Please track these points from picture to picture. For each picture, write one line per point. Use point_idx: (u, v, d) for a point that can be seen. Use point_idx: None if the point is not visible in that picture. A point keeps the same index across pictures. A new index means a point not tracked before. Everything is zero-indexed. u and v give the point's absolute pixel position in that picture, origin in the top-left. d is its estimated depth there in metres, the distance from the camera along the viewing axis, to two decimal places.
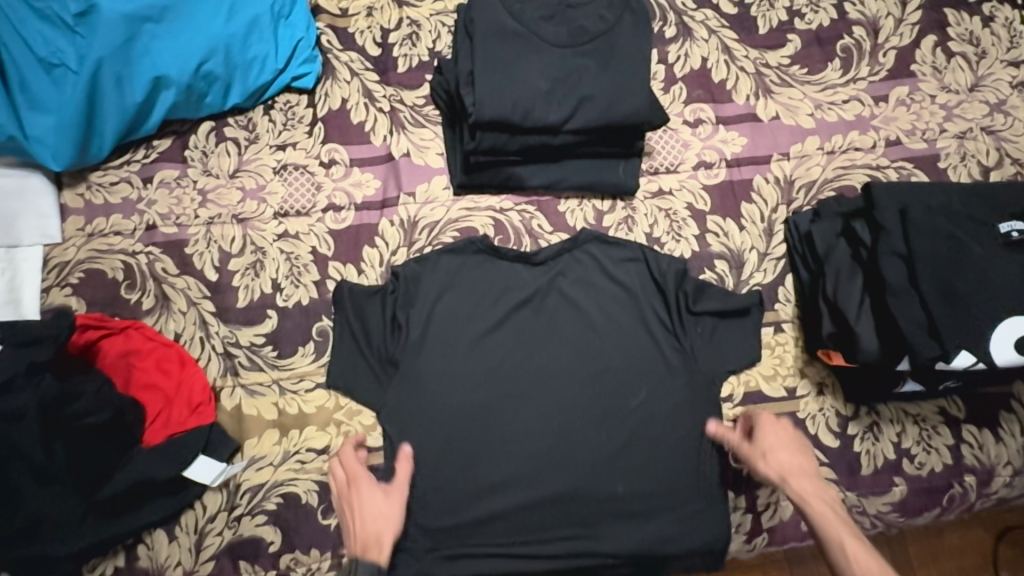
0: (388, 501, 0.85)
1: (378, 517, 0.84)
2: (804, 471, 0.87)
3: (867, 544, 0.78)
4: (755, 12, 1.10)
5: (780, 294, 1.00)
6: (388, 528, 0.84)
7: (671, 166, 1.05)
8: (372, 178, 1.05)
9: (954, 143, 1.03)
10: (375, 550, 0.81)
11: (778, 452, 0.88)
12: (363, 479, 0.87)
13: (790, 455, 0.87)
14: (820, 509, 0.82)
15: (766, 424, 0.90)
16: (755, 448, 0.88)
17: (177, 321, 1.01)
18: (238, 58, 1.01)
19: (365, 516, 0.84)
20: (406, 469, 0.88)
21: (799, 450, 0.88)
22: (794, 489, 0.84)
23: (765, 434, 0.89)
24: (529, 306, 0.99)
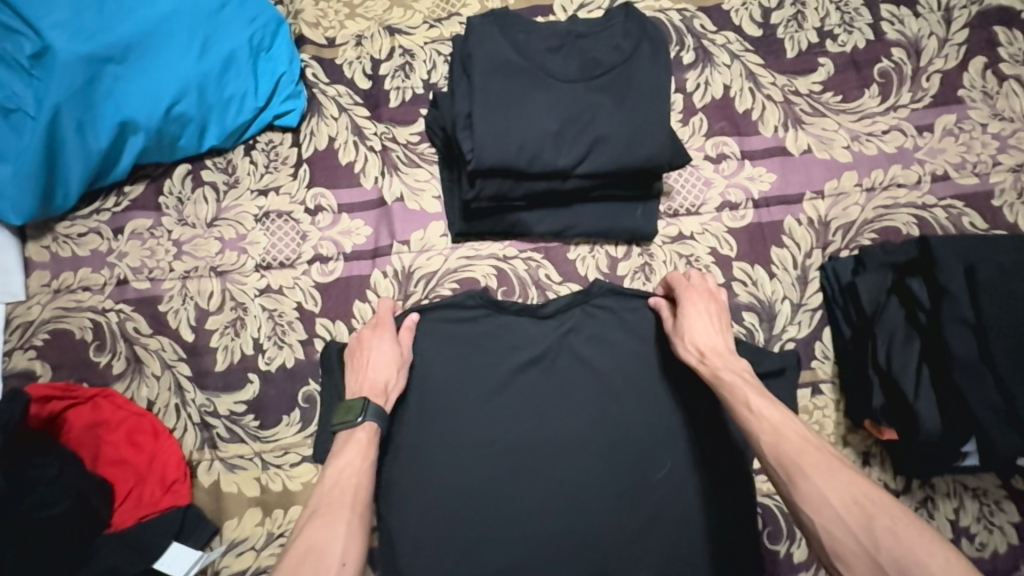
0: (394, 355, 0.85)
1: (386, 367, 0.84)
2: (722, 347, 0.82)
3: (772, 400, 0.74)
4: (782, 33, 1.00)
5: (817, 351, 0.90)
6: (400, 354, 0.86)
7: (692, 208, 0.95)
8: (362, 225, 0.96)
9: (1009, 178, 0.93)
10: (380, 398, 0.82)
11: (698, 329, 0.83)
12: (373, 338, 0.87)
13: (704, 330, 0.83)
14: (732, 375, 0.77)
15: (688, 295, 0.86)
16: (676, 325, 0.84)
17: (150, 386, 0.92)
18: (213, 97, 0.92)
19: (373, 366, 0.84)
20: (410, 336, 0.88)
21: (719, 327, 0.84)
22: (706, 365, 0.79)
23: (687, 308, 0.85)
24: (534, 361, 0.89)
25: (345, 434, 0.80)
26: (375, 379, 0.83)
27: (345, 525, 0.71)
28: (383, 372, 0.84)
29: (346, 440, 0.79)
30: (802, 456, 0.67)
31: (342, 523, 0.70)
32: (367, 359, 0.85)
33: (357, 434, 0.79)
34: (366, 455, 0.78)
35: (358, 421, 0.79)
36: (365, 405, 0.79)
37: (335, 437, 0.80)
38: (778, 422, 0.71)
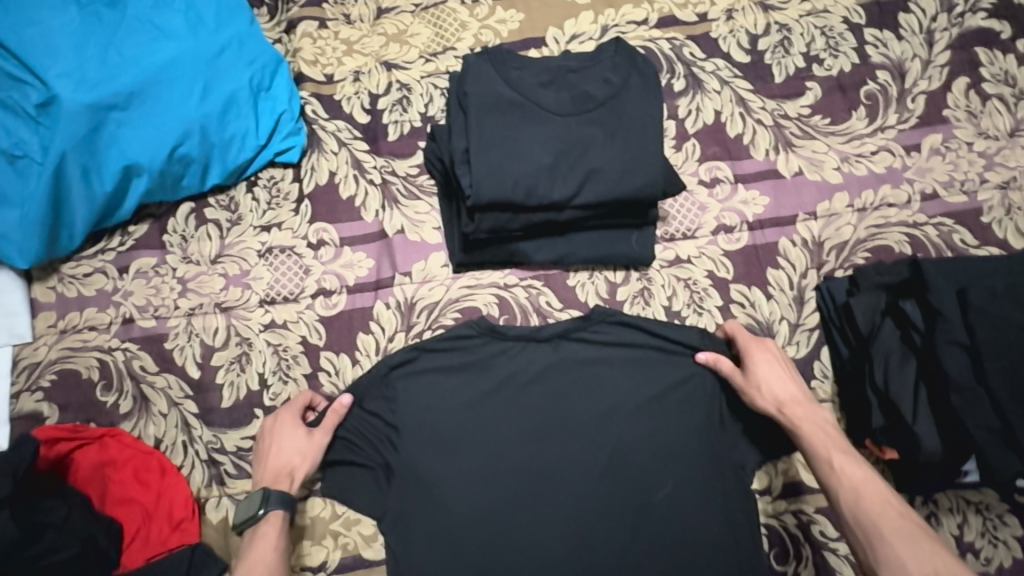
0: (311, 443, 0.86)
1: (302, 452, 0.86)
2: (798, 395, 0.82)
3: (854, 457, 0.76)
4: (769, 59, 1.02)
5: (816, 370, 0.91)
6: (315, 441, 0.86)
7: (688, 232, 0.96)
8: (364, 257, 0.97)
9: (997, 194, 0.95)
10: (284, 483, 0.84)
11: (775, 379, 0.84)
12: (291, 425, 0.87)
13: (779, 379, 0.83)
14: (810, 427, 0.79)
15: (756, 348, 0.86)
16: (748, 376, 0.84)
17: (157, 424, 0.93)
18: (215, 138, 0.94)
19: (286, 455, 0.85)
20: (335, 421, 0.88)
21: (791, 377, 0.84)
22: (786, 416, 0.80)
23: (759, 359, 0.85)
24: (538, 390, 0.90)
25: (253, 528, 0.81)
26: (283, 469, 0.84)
27: None
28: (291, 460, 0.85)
29: (253, 536, 0.81)
30: (884, 523, 0.70)
31: None
32: (273, 443, 0.87)
33: (262, 525, 0.81)
34: (275, 547, 0.80)
35: (261, 515, 0.81)
36: (266, 497, 0.81)
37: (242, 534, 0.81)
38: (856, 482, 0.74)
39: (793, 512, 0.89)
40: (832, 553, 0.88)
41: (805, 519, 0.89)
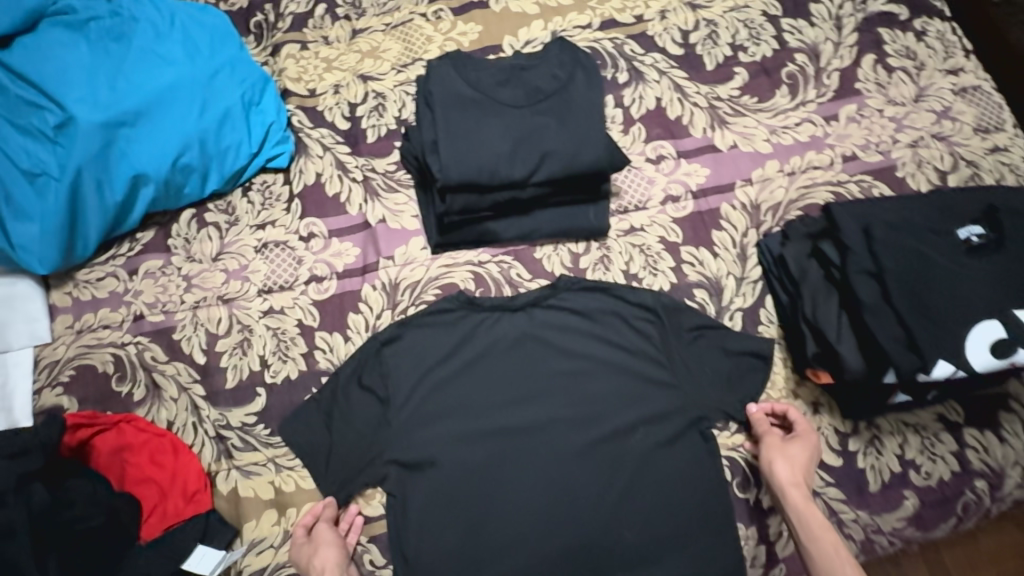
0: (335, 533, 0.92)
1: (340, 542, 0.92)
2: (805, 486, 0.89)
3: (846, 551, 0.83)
4: (700, 50, 1.16)
5: (762, 317, 1.01)
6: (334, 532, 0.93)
7: (639, 204, 1.08)
8: (351, 246, 1.08)
9: (908, 152, 1.07)
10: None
11: (798, 462, 0.90)
12: (300, 538, 0.92)
13: (795, 459, 0.90)
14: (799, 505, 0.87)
15: (805, 437, 0.92)
16: (782, 446, 0.91)
17: (169, 409, 1.01)
18: (213, 148, 1.06)
19: (315, 558, 0.89)
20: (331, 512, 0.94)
21: (810, 466, 0.90)
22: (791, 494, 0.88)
23: (794, 443, 0.91)
24: (514, 355, 1.00)
25: None
26: (325, 569, 0.88)
27: None
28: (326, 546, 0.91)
29: None
30: None
31: None
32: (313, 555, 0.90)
33: None
34: None
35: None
36: None
37: None
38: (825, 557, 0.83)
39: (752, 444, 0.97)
40: None
41: None
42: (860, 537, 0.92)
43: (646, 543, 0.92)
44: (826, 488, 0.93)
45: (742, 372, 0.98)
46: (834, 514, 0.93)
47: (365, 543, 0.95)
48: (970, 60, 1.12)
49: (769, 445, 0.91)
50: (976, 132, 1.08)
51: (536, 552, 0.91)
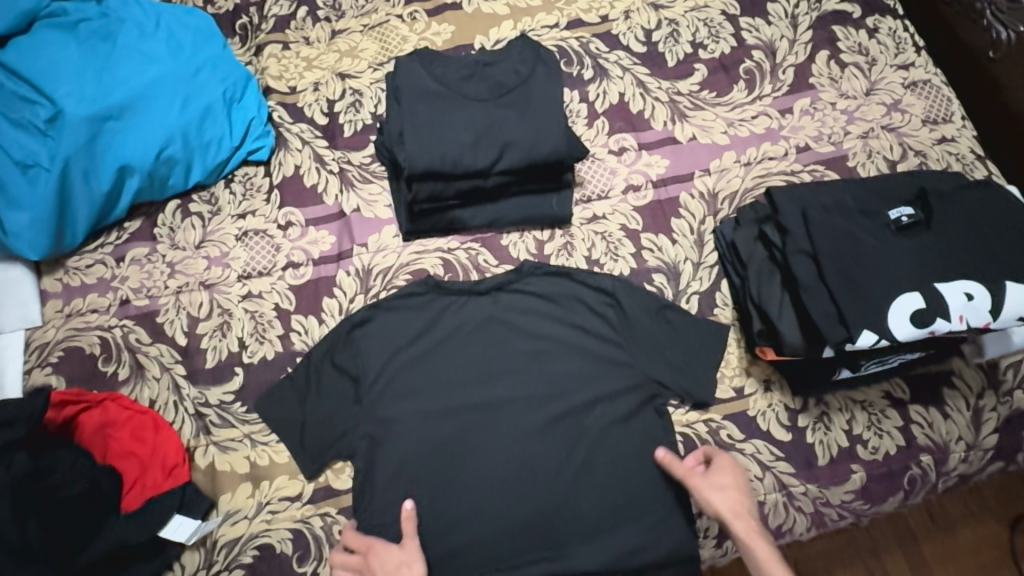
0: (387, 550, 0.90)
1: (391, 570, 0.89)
2: (746, 512, 0.89)
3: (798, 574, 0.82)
4: (662, 48, 1.21)
5: (718, 299, 1.06)
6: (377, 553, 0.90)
7: (602, 193, 1.13)
8: (327, 235, 1.13)
9: (859, 143, 1.11)
10: None
11: (727, 490, 0.90)
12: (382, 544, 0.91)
13: (724, 488, 0.90)
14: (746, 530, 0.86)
15: (721, 464, 0.92)
16: (708, 479, 0.91)
17: (151, 388, 1.06)
18: (196, 141, 1.12)
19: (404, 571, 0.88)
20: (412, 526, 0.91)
21: (741, 491, 0.90)
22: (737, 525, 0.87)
23: (717, 473, 0.91)
24: (479, 337, 1.04)
25: None
26: None
27: None
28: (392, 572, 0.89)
29: None
30: None
31: None
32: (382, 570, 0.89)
33: None
34: None
35: None
36: None
37: None
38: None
39: (704, 420, 1.00)
40: (740, 453, 0.97)
41: (714, 426, 0.99)
42: (809, 510, 0.96)
43: (603, 515, 0.96)
44: (777, 462, 0.97)
45: (698, 351, 1.02)
46: (784, 487, 0.96)
47: (334, 515, 0.98)
48: (920, 56, 1.17)
49: (700, 481, 0.90)
50: (925, 123, 1.12)
51: (497, 525, 0.95)
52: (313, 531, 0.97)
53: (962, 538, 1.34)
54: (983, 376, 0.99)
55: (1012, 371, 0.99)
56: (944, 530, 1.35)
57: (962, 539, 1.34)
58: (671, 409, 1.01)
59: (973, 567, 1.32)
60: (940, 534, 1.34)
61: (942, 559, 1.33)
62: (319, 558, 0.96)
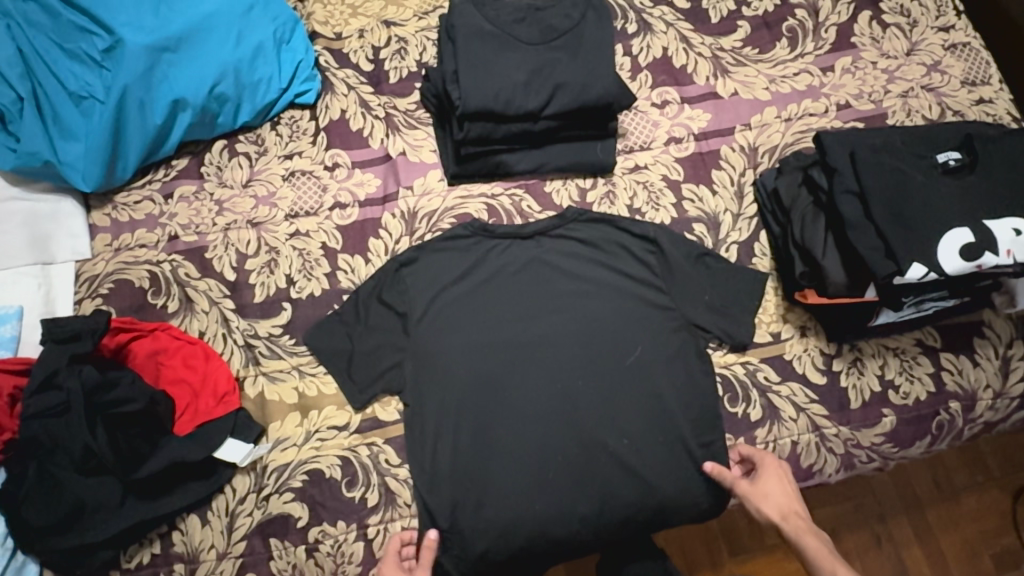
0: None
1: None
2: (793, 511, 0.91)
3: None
4: (706, 4, 1.22)
5: (756, 250, 1.09)
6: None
7: (644, 144, 1.15)
8: (372, 177, 1.15)
9: (899, 102, 1.14)
10: None
11: (773, 495, 0.92)
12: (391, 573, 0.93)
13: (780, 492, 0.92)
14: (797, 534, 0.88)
15: (764, 466, 0.95)
16: (753, 487, 0.93)
17: (200, 320, 1.08)
18: (247, 79, 1.13)
19: None
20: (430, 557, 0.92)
21: (787, 493, 0.92)
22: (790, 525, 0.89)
23: (761, 477, 0.93)
24: (522, 278, 1.07)
25: None
26: None
27: None
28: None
29: None
30: None
31: None
32: None
33: None
34: None
35: None
36: None
37: None
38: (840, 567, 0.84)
39: (742, 363, 1.03)
40: (776, 395, 1.01)
41: (751, 368, 1.02)
42: (841, 451, 1.00)
43: (641, 450, 0.99)
44: (810, 404, 1.00)
45: (737, 298, 1.04)
46: (817, 428, 1.00)
47: (380, 445, 1.01)
48: (960, 19, 1.19)
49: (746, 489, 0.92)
50: (964, 85, 1.14)
51: (540, 456, 0.98)
52: (360, 460, 1.00)
53: (968, 505, 1.38)
54: (1012, 327, 1.02)
55: None
56: (949, 497, 1.38)
57: (967, 506, 1.38)
58: (711, 353, 1.04)
59: (977, 532, 1.37)
60: (946, 501, 1.38)
61: (945, 525, 1.37)
62: (366, 484, 0.99)
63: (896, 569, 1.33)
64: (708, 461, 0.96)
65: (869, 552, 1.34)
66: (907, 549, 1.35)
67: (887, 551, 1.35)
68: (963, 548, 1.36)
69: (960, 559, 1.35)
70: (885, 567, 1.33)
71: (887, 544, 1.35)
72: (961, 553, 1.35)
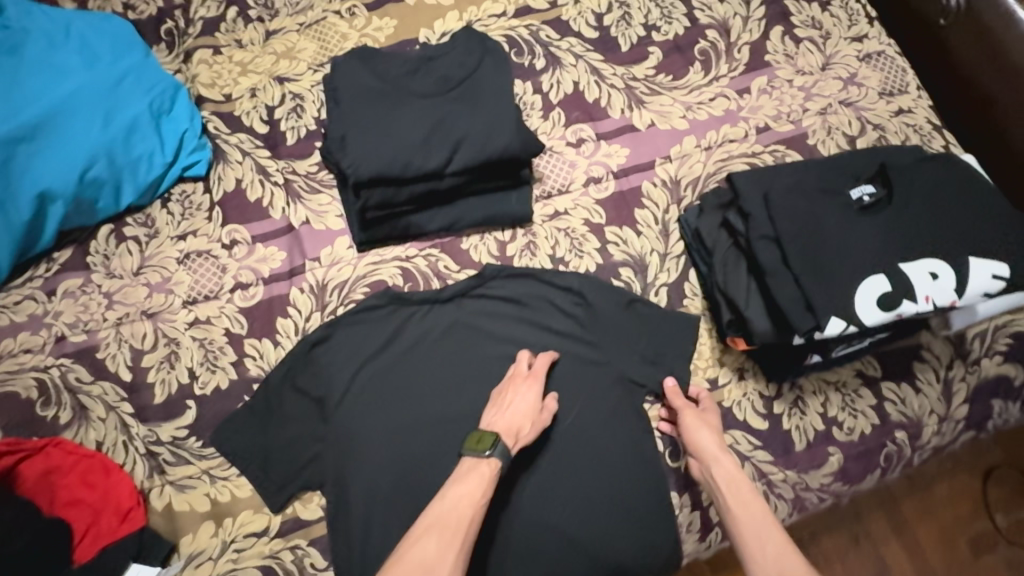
0: (533, 394, 0.91)
1: (451, 506, 0.79)
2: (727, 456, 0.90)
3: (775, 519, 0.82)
4: (615, 32, 1.17)
5: (686, 290, 1.03)
6: (513, 398, 0.91)
7: (562, 188, 1.09)
8: (276, 251, 1.07)
9: (818, 120, 1.10)
10: (511, 439, 0.87)
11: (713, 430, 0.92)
12: (519, 379, 0.93)
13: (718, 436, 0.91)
14: (726, 474, 0.87)
15: (712, 404, 0.95)
16: (698, 417, 0.92)
17: (97, 429, 0.99)
18: (123, 159, 1.04)
19: (517, 406, 0.90)
20: (547, 365, 0.95)
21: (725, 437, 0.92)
22: (723, 464, 0.88)
23: (708, 413, 0.94)
24: (445, 345, 1.00)
25: (468, 464, 0.85)
26: (511, 420, 0.88)
27: (453, 555, 0.75)
28: (509, 447, 0.86)
29: (470, 469, 0.83)
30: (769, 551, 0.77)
31: (450, 553, 0.75)
32: (511, 399, 0.91)
33: (485, 465, 0.83)
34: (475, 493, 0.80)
35: (486, 454, 0.84)
36: (496, 441, 0.85)
37: (461, 461, 0.85)
38: (765, 521, 0.80)
39: None
40: None
41: None
42: (790, 495, 0.95)
43: (584, 526, 0.91)
44: (755, 452, 0.95)
45: (669, 345, 0.99)
46: (764, 476, 0.95)
47: (305, 547, 0.94)
48: (873, 27, 1.16)
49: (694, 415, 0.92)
50: (881, 96, 1.11)
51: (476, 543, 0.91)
52: (283, 567, 0.92)
53: (939, 492, 1.35)
54: (952, 347, 0.99)
55: (979, 340, 0.99)
56: (921, 487, 1.35)
57: (939, 493, 1.35)
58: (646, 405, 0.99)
59: (951, 519, 1.34)
60: (919, 492, 1.34)
61: (920, 514, 1.33)
62: None
63: (875, 568, 1.30)
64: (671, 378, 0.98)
65: (847, 554, 1.30)
66: (885, 545, 1.31)
67: (865, 550, 1.31)
68: (940, 538, 1.32)
69: (938, 550, 1.31)
70: (865, 567, 1.29)
71: (865, 543, 1.31)
72: (939, 543, 1.32)
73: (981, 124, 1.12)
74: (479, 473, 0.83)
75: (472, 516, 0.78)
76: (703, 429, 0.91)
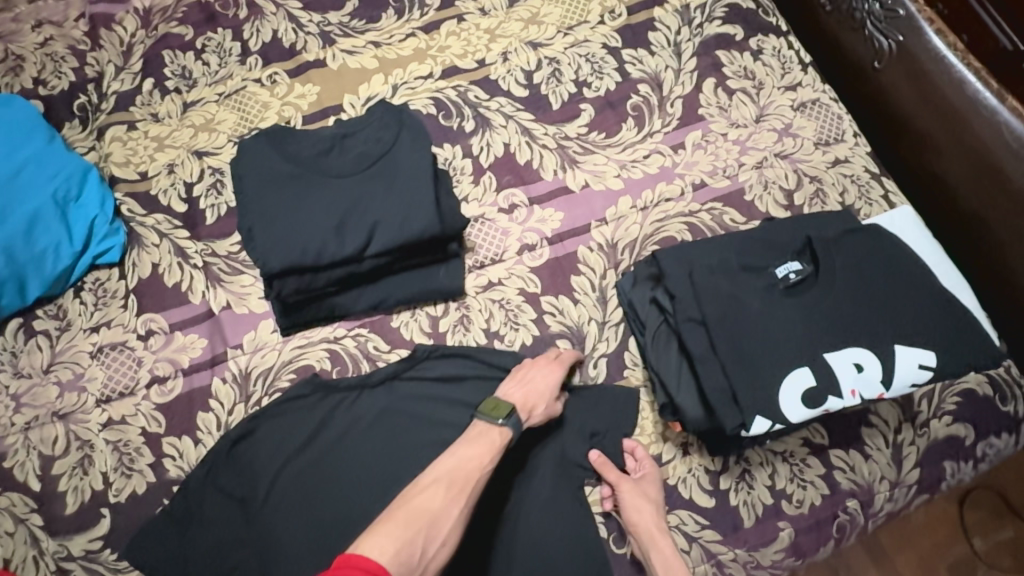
0: (555, 377, 0.92)
1: (457, 462, 0.80)
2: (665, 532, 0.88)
3: None
4: (545, 89, 1.14)
5: (627, 360, 0.99)
6: (532, 375, 0.92)
7: (495, 257, 1.05)
8: (196, 339, 1.01)
9: (754, 174, 1.07)
10: (524, 414, 0.88)
11: (649, 505, 0.89)
12: (540, 360, 0.95)
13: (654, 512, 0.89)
14: (662, 561, 0.85)
15: (648, 474, 0.92)
16: (632, 491, 0.90)
17: (3, 545, 0.92)
18: (25, 254, 0.99)
19: (537, 382, 0.91)
20: (569, 358, 0.96)
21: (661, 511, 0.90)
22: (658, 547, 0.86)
23: (644, 485, 0.91)
24: (374, 435, 0.94)
25: (480, 426, 0.86)
26: (529, 393, 0.90)
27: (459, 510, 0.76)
28: (522, 420, 0.87)
29: (482, 428, 0.85)
30: None
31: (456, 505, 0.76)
32: (531, 376, 0.92)
33: (496, 431, 0.85)
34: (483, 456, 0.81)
35: (500, 422, 0.85)
36: (512, 412, 0.86)
37: (476, 420, 0.86)
38: None
39: None
40: None
41: None
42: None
43: None
44: (702, 532, 0.91)
45: (608, 423, 0.96)
46: (712, 557, 0.90)
47: None
48: (807, 74, 1.13)
49: (628, 490, 0.89)
50: (817, 146, 1.09)
51: None
52: None
53: (916, 519, 1.28)
54: (899, 410, 0.96)
55: (925, 401, 0.96)
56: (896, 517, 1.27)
57: (915, 520, 1.28)
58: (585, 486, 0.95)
59: (929, 547, 1.26)
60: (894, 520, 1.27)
61: (896, 542, 1.26)
62: None
63: None
64: (596, 450, 0.95)
65: None
66: None
67: None
68: (919, 567, 1.25)
69: None
70: None
71: None
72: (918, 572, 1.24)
73: (923, 163, 1.09)
74: (490, 438, 0.84)
75: (479, 478, 0.79)
76: (637, 509, 0.88)
